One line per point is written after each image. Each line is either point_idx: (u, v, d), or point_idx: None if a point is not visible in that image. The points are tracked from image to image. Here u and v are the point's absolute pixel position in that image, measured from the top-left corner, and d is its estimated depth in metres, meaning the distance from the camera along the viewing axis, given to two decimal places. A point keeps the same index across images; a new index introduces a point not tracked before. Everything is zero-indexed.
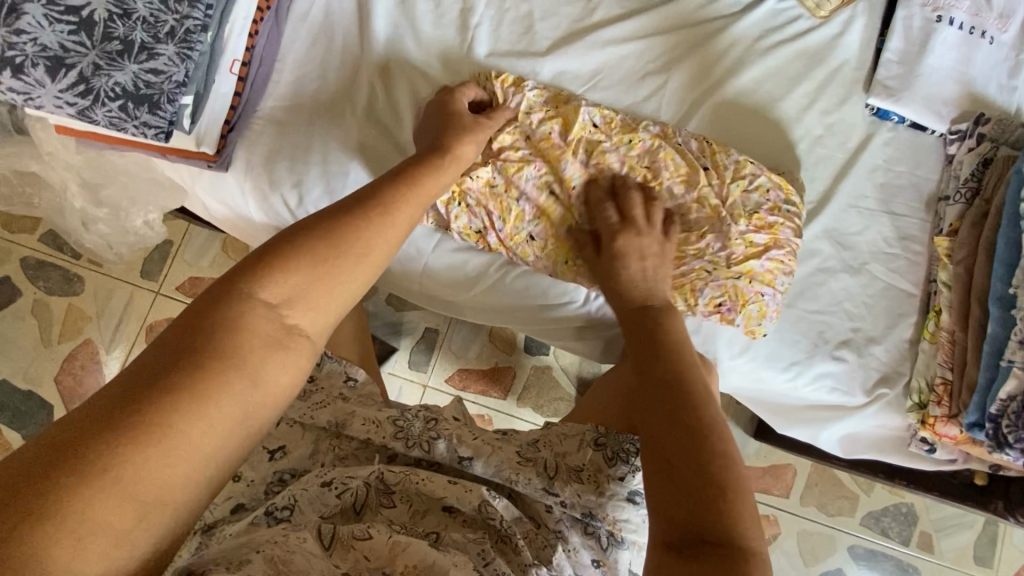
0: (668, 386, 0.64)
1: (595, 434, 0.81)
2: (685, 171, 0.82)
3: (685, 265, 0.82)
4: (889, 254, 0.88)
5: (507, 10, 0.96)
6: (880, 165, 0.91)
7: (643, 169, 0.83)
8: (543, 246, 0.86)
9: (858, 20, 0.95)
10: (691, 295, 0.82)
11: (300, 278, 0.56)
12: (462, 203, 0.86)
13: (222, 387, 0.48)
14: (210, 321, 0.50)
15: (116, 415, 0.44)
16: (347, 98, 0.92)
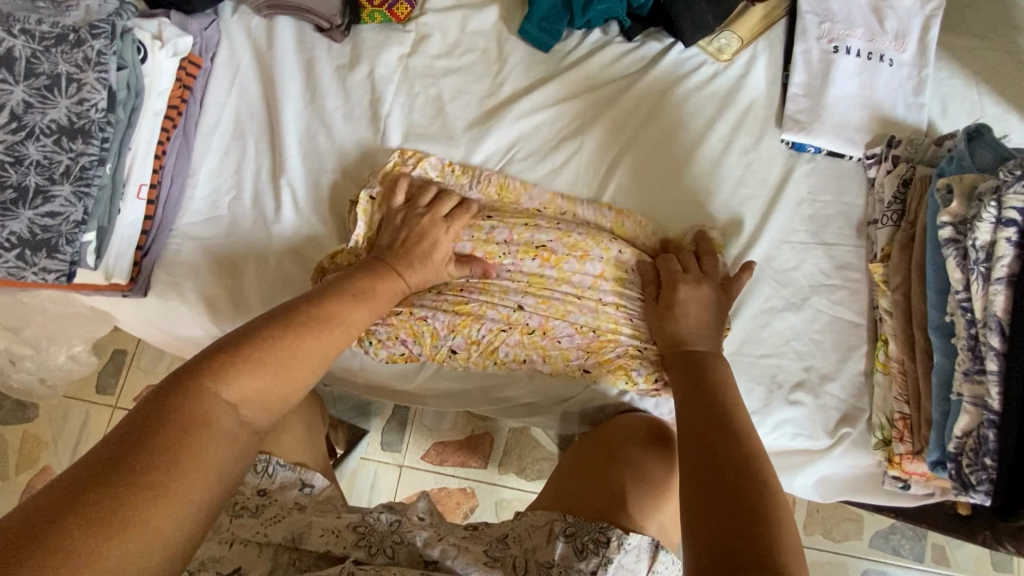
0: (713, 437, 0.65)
1: (563, 523, 0.75)
2: (584, 246, 0.84)
3: (620, 345, 0.83)
4: (828, 286, 0.87)
5: (417, 94, 0.97)
6: (805, 197, 0.91)
7: (538, 251, 0.84)
8: (467, 355, 0.84)
9: (759, 59, 0.98)
10: (630, 376, 0.82)
11: (255, 382, 0.59)
12: (373, 339, 0.85)
13: (193, 476, 0.50)
14: (177, 412, 0.52)
15: (87, 489, 0.45)
16: (263, 205, 0.90)
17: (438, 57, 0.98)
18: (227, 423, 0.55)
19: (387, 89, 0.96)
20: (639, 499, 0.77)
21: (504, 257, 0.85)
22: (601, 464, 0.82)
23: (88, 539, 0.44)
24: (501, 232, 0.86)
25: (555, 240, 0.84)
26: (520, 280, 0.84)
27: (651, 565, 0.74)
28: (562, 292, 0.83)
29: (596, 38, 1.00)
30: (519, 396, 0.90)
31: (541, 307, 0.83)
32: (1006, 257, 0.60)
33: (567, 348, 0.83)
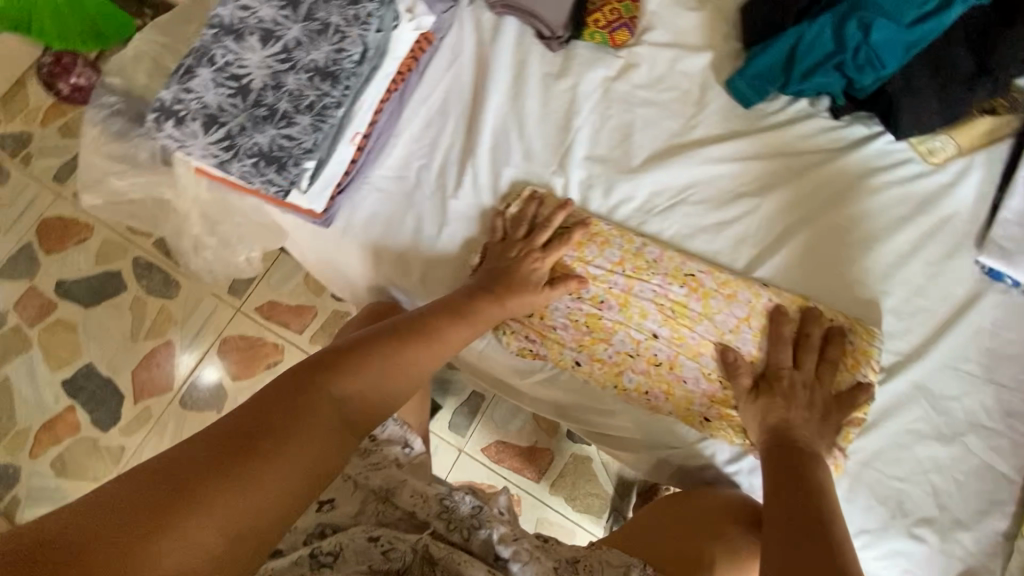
0: (800, 546, 0.61)
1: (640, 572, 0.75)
2: (733, 286, 0.85)
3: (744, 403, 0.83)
4: (988, 429, 0.80)
5: (610, 117, 1.00)
6: (987, 328, 0.85)
7: (688, 280, 0.86)
8: (590, 370, 0.89)
9: (972, 173, 0.92)
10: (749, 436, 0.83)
11: (371, 372, 0.67)
12: (507, 330, 0.90)
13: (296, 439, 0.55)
14: (303, 384, 0.60)
15: (212, 458, 0.51)
16: (446, 179, 0.98)
17: (640, 87, 1.02)
18: (296, 437, 0.55)
19: (584, 104, 1.01)
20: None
21: (653, 276, 0.87)
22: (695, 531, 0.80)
23: (206, 504, 0.48)
24: (654, 256, 0.88)
25: (704, 274, 0.87)
26: (663, 306, 0.86)
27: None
28: (703, 323, 0.85)
29: (801, 107, 0.99)
30: (620, 427, 0.90)
31: (675, 342, 0.85)
32: None
33: (691, 391, 0.85)
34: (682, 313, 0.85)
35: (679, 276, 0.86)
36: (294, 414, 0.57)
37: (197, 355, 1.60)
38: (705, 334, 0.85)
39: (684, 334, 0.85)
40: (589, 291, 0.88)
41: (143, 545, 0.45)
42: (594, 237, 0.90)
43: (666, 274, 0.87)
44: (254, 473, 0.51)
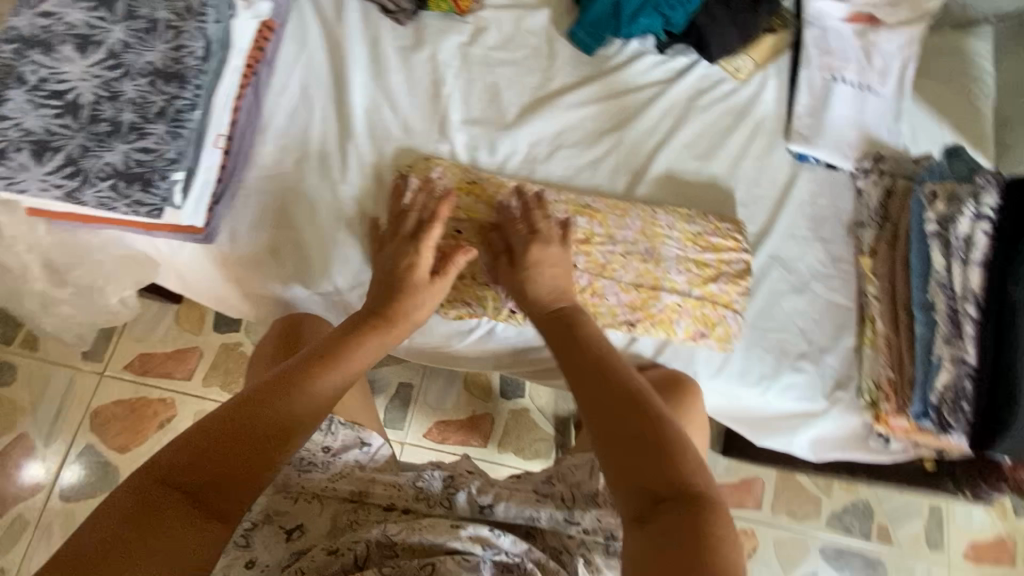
0: (619, 408, 0.65)
1: None
2: (622, 207, 0.97)
3: (662, 300, 0.93)
4: (825, 275, 1.02)
5: (474, 80, 1.05)
6: (806, 199, 1.06)
7: (586, 209, 0.95)
8: (526, 315, 0.92)
9: (770, 81, 1.14)
10: (670, 327, 0.93)
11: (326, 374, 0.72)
12: (441, 301, 0.92)
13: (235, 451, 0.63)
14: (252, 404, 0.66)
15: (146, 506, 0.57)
16: (328, 167, 0.96)
17: (494, 49, 1.08)
18: (215, 496, 0.61)
19: (447, 72, 1.04)
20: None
21: (557, 211, 0.95)
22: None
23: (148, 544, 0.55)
24: (552, 197, 0.96)
25: (597, 201, 0.97)
26: (575, 234, 0.93)
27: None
28: (610, 244, 0.94)
29: (633, 48, 1.13)
30: (559, 358, 0.98)
31: (592, 267, 0.92)
32: (979, 245, 0.76)
33: (614, 304, 0.92)
34: (593, 239, 0.94)
35: (580, 208, 0.96)
36: (222, 454, 0.62)
37: (65, 442, 1.31)
38: (615, 252, 0.94)
39: (596, 256, 0.93)
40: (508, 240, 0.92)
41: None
42: (495, 187, 0.96)
43: (567, 210, 0.95)
44: (173, 531, 0.57)
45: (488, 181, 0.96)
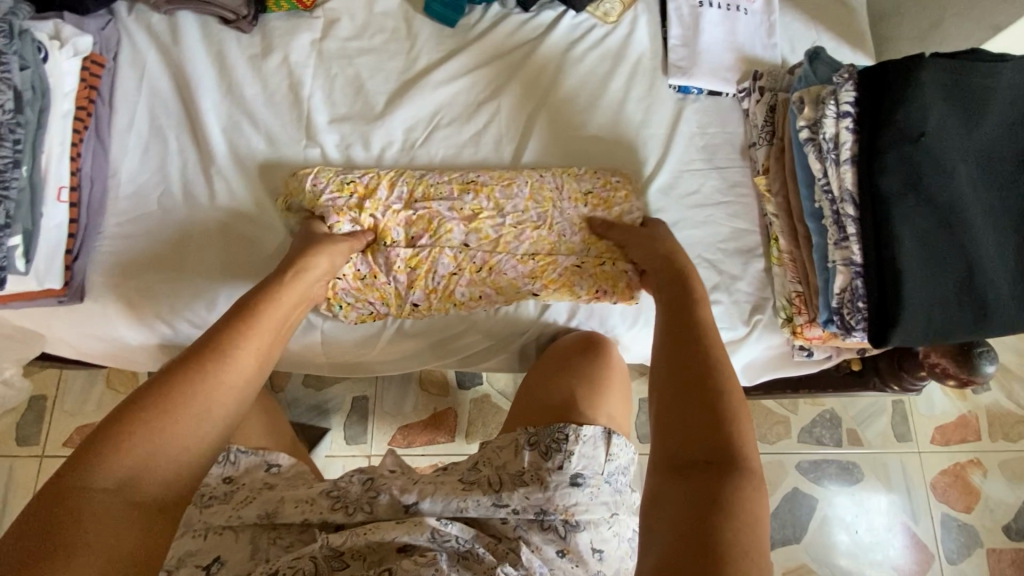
0: (686, 370, 0.68)
1: (527, 434, 0.79)
2: (507, 177, 0.93)
3: (559, 265, 0.90)
4: (725, 202, 1.01)
5: (335, 76, 1.00)
6: (695, 131, 1.05)
7: (472, 186, 0.92)
8: (428, 305, 0.89)
9: (641, 18, 1.11)
10: (572, 289, 0.90)
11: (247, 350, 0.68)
12: (341, 303, 0.89)
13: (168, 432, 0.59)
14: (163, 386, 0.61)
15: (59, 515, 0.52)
16: (194, 197, 0.91)
17: (350, 39, 1.03)
18: (147, 483, 0.57)
19: (304, 73, 0.99)
20: (582, 391, 0.83)
21: (441, 195, 0.91)
22: (545, 382, 0.87)
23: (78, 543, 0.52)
24: (432, 180, 0.92)
25: (482, 175, 0.93)
26: (463, 213, 0.90)
27: (608, 450, 0.78)
28: (500, 218, 0.91)
29: (495, 11, 1.09)
30: (476, 340, 0.96)
31: (484, 244, 0.89)
32: (848, 141, 0.74)
33: (513, 276, 0.90)
34: (480, 217, 0.90)
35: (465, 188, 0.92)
36: (151, 431, 0.58)
37: None
38: (507, 225, 0.90)
39: (487, 233, 0.90)
40: (399, 233, 0.89)
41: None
42: (375, 180, 0.91)
43: (451, 191, 0.91)
44: (103, 530, 0.53)
45: (369, 176, 0.91)
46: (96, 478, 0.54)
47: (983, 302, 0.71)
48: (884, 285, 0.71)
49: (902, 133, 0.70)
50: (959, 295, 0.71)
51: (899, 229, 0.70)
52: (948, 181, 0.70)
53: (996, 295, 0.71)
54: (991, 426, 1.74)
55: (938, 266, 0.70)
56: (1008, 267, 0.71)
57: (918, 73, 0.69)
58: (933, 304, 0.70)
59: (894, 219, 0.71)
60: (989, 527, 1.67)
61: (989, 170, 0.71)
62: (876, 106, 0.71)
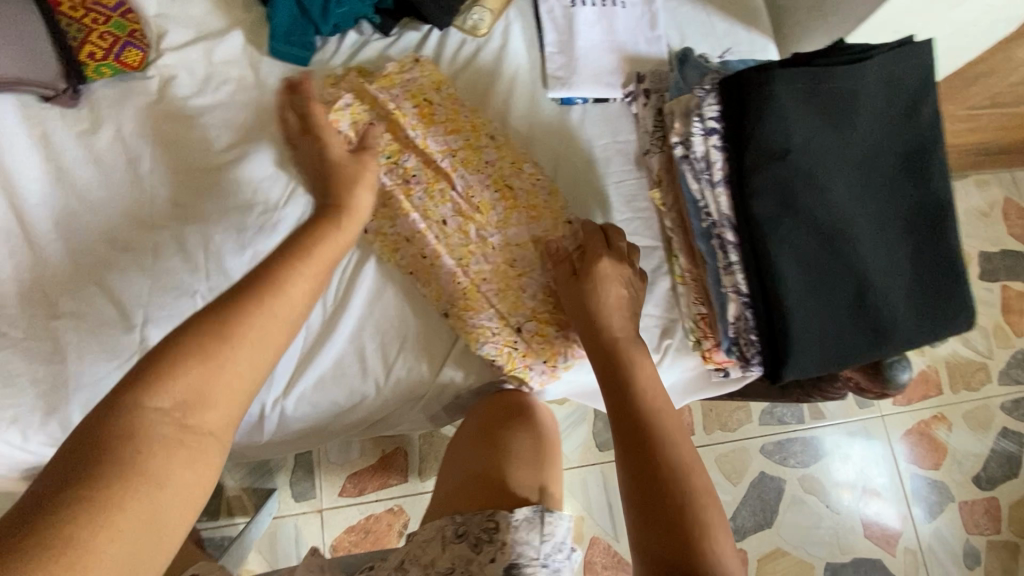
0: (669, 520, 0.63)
1: (453, 526, 0.74)
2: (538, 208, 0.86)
3: (477, 317, 0.83)
4: (623, 220, 0.94)
5: (179, 141, 0.90)
6: (584, 143, 0.97)
7: (503, 187, 0.85)
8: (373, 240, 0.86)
9: (514, 27, 1.02)
10: (473, 343, 0.84)
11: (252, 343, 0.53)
12: None
13: (244, 348, 0.53)
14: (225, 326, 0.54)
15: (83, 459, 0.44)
16: (34, 304, 0.83)
17: (191, 97, 0.93)
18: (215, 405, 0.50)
19: (142, 144, 0.89)
20: (513, 465, 0.79)
21: (471, 173, 0.85)
22: (474, 449, 0.82)
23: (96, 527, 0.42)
24: (444, 166, 0.84)
25: (523, 190, 0.86)
26: (471, 200, 0.84)
27: (544, 530, 0.74)
28: (427, 244, 0.82)
29: (352, 40, 0.99)
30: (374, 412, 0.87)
31: (458, 236, 0.83)
32: (718, 159, 0.67)
33: (442, 287, 0.84)
34: (433, 208, 0.83)
35: (466, 165, 0.85)
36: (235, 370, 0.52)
37: None
38: (435, 246, 0.83)
39: (428, 239, 0.82)
40: (407, 161, 0.84)
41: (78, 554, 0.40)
42: (424, 122, 0.85)
43: (399, 195, 0.83)
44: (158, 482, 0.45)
45: (420, 118, 0.85)
46: (151, 395, 0.48)
47: (878, 323, 0.65)
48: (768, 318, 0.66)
49: (767, 151, 0.63)
50: (852, 318, 0.65)
51: (778, 258, 0.64)
52: (822, 196, 0.64)
53: (891, 314, 0.65)
54: (952, 379, 1.67)
55: (826, 290, 0.65)
56: (901, 280, 0.66)
57: (770, 88, 0.62)
58: (824, 328, 0.65)
59: (773, 246, 0.64)
60: (960, 481, 1.63)
61: (865, 179, 0.65)
62: (738, 121, 0.64)
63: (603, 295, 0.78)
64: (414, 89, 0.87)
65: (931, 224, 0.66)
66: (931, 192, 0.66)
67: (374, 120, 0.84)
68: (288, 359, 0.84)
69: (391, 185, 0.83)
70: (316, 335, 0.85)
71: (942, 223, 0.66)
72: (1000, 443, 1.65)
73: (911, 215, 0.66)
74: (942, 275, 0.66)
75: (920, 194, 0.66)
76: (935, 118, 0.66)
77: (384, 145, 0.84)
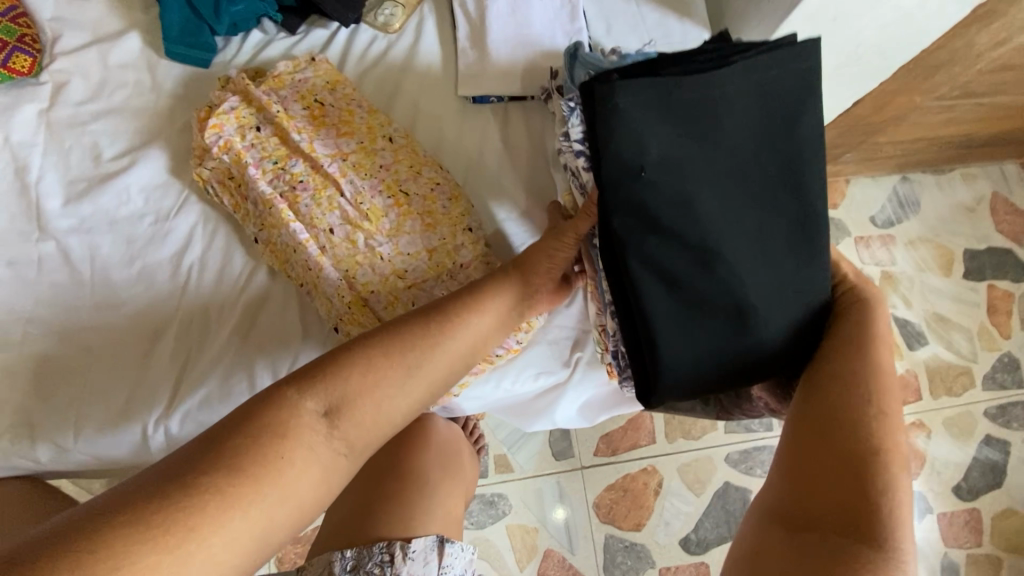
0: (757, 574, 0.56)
1: (342, 560, 0.73)
2: (434, 214, 0.79)
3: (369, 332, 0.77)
4: (537, 225, 0.88)
5: (70, 148, 0.87)
6: (497, 143, 0.90)
7: (398, 191, 0.80)
8: (265, 249, 0.82)
9: (426, 22, 0.97)
10: None
11: (394, 368, 0.61)
12: (239, 195, 0.82)
13: (426, 360, 0.63)
14: (418, 330, 0.65)
15: (185, 473, 0.49)
16: None
17: (84, 102, 0.89)
18: (352, 425, 0.58)
19: (32, 153, 0.86)
20: (398, 497, 0.80)
21: (363, 177, 0.80)
22: (364, 482, 0.83)
23: (188, 518, 0.46)
24: (332, 171, 0.79)
25: (419, 196, 0.80)
26: (360, 207, 0.78)
27: (441, 562, 0.75)
28: (309, 254, 0.77)
29: (257, 40, 0.95)
30: None
31: (345, 246, 0.77)
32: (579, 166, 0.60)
33: (330, 299, 0.78)
34: (319, 216, 0.78)
35: (358, 169, 0.80)
36: (362, 396, 0.59)
37: None
38: (319, 257, 0.77)
39: (311, 249, 0.77)
40: (296, 166, 0.79)
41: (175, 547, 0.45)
42: (313, 124, 0.81)
43: (282, 203, 0.78)
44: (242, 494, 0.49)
45: (308, 121, 0.81)
46: (309, 395, 0.57)
47: (754, 349, 0.60)
48: (638, 347, 0.62)
49: (624, 164, 0.57)
50: (731, 345, 0.60)
51: (643, 282, 0.59)
52: (691, 213, 0.58)
53: (770, 340, 0.60)
54: (933, 384, 1.40)
55: (700, 317, 0.59)
56: (785, 304, 0.60)
57: (616, 99, 0.56)
58: (699, 358, 0.60)
59: (638, 269, 0.59)
60: (938, 491, 1.34)
61: (741, 192, 0.59)
62: (591, 134, 0.57)
63: (872, 321, 0.62)
64: (305, 89, 0.83)
65: (815, 242, 0.61)
66: (811, 211, 0.60)
67: (260, 125, 0.81)
68: (168, 378, 0.79)
69: (274, 193, 0.79)
70: (204, 350, 0.80)
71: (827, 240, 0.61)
72: (983, 452, 1.36)
73: (794, 231, 0.60)
74: (817, 301, 0.62)
75: (799, 206, 0.60)
76: (815, 131, 0.59)
77: (270, 149, 0.80)
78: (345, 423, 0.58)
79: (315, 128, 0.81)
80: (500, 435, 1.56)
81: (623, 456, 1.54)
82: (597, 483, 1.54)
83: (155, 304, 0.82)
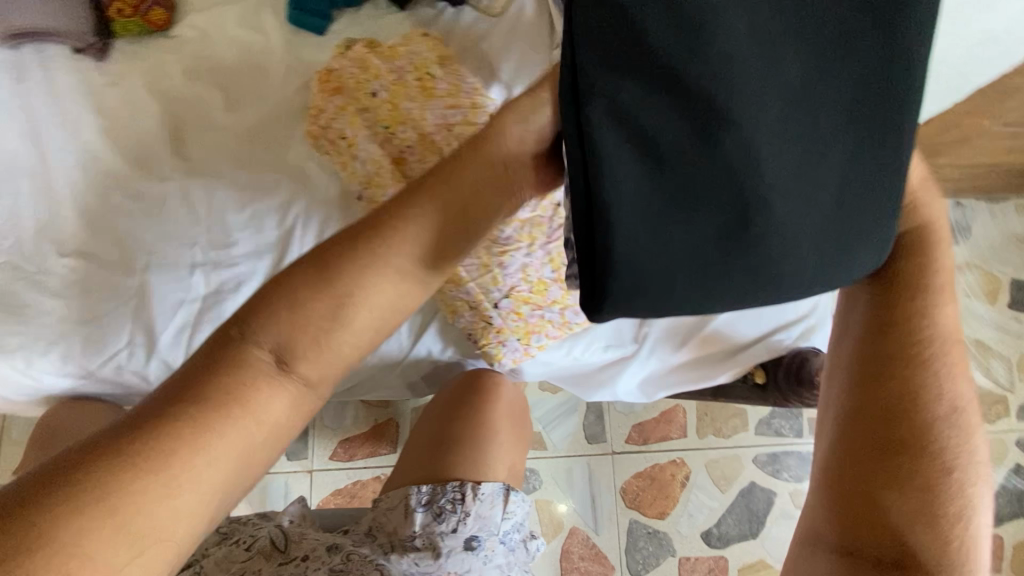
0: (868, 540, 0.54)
1: (418, 494, 0.80)
2: None
3: (460, 289, 0.84)
4: None
5: (195, 97, 0.95)
6: None
7: None
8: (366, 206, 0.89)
9: None
10: (453, 314, 0.87)
11: (347, 273, 0.49)
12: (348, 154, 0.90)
13: (377, 274, 0.49)
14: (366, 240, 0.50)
15: (115, 441, 0.43)
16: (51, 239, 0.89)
17: (210, 56, 0.97)
18: (304, 363, 0.48)
19: (161, 100, 0.94)
20: (471, 444, 0.85)
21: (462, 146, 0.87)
22: (437, 429, 0.88)
23: (116, 492, 0.41)
24: (438, 140, 0.86)
25: None
26: None
27: (505, 508, 0.81)
28: None
29: (369, 12, 1.01)
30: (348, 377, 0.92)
31: None
32: None
33: None
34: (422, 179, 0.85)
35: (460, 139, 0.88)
36: (304, 318, 0.48)
37: None
38: None
39: None
40: (403, 131, 0.88)
41: (103, 525, 0.40)
42: (423, 96, 0.89)
43: (391, 164, 0.87)
44: (177, 459, 0.43)
45: (418, 92, 0.89)
46: (254, 337, 0.47)
47: (758, 253, 0.45)
48: (587, 250, 0.45)
49: None
50: (725, 241, 0.45)
51: (606, 140, 0.42)
52: (702, 41, 0.42)
53: (768, 240, 0.45)
54: None
55: (692, 196, 0.43)
56: (806, 202, 0.45)
57: None
58: (672, 249, 0.44)
59: (589, 129, 0.42)
60: None
61: (773, 12, 0.43)
62: None
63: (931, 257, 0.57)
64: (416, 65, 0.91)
65: (885, 118, 0.46)
66: (897, 55, 0.45)
67: (376, 90, 0.90)
68: None
69: (383, 156, 0.88)
70: None
71: (893, 124, 0.46)
72: (1013, 479, 1.38)
73: (848, 95, 0.45)
74: (872, 185, 0.47)
75: (870, 58, 0.44)
76: None
77: (382, 114, 0.88)
78: (293, 358, 0.48)
79: (424, 99, 0.89)
80: (537, 414, 1.62)
81: (655, 445, 1.59)
82: (626, 470, 1.59)
83: (263, 247, 0.89)
